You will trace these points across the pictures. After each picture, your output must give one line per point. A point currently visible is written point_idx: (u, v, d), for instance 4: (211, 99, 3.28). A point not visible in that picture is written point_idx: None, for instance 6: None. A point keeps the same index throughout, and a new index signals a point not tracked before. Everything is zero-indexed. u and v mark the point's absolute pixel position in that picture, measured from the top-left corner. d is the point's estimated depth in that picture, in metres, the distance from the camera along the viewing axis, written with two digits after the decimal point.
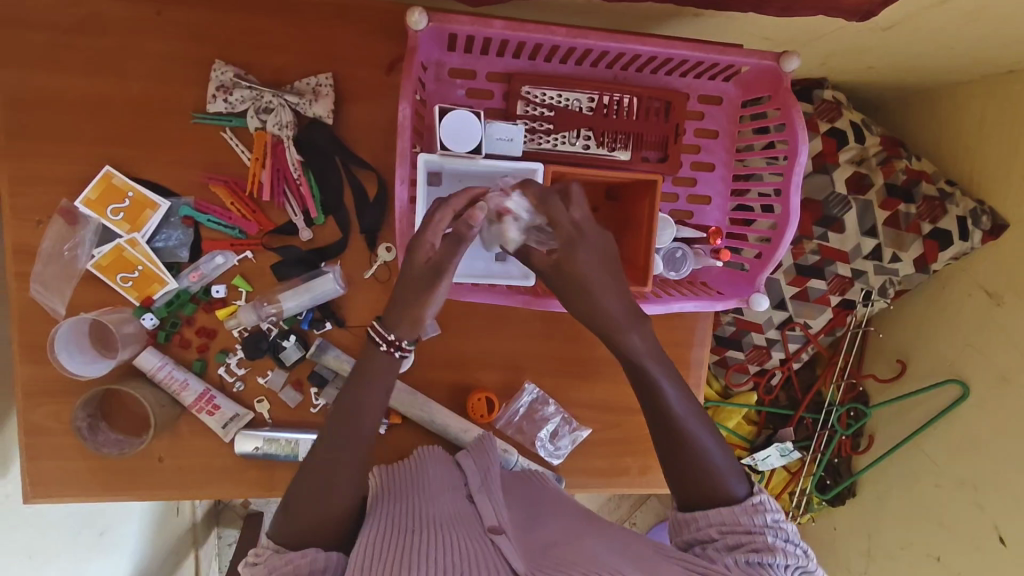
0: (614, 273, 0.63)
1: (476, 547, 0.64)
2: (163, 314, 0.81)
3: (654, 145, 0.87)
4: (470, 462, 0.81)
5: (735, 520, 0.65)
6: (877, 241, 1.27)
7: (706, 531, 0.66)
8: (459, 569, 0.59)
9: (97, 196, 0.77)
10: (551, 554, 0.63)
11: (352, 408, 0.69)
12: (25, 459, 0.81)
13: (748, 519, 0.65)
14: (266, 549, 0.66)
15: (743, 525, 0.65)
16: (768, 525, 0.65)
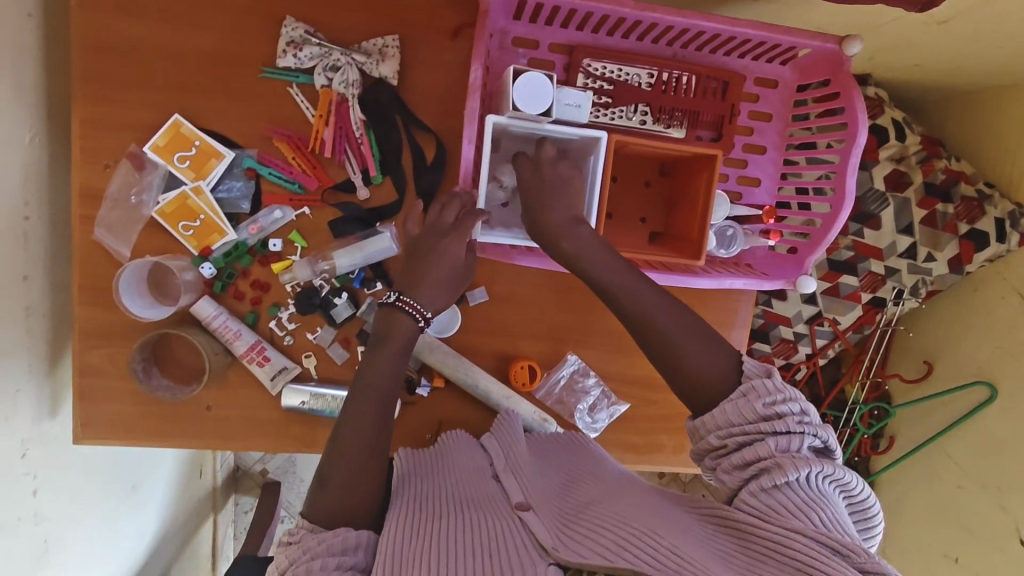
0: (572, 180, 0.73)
1: (504, 529, 0.64)
2: (220, 265, 0.82)
3: (709, 124, 0.87)
4: (494, 442, 0.81)
5: (731, 421, 0.65)
6: (912, 239, 1.28)
7: (710, 439, 0.67)
8: (486, 557, 0.61)
9: (165, 142, 0.79)
10: (581, 519, 0.64)
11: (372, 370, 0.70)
12: (77, 400, 0.82)
13: (742, 416, 0.64)
14: (300, 528, 0.65)
15: (739, 424, 0.64)
16: (762, 415, 0.63)
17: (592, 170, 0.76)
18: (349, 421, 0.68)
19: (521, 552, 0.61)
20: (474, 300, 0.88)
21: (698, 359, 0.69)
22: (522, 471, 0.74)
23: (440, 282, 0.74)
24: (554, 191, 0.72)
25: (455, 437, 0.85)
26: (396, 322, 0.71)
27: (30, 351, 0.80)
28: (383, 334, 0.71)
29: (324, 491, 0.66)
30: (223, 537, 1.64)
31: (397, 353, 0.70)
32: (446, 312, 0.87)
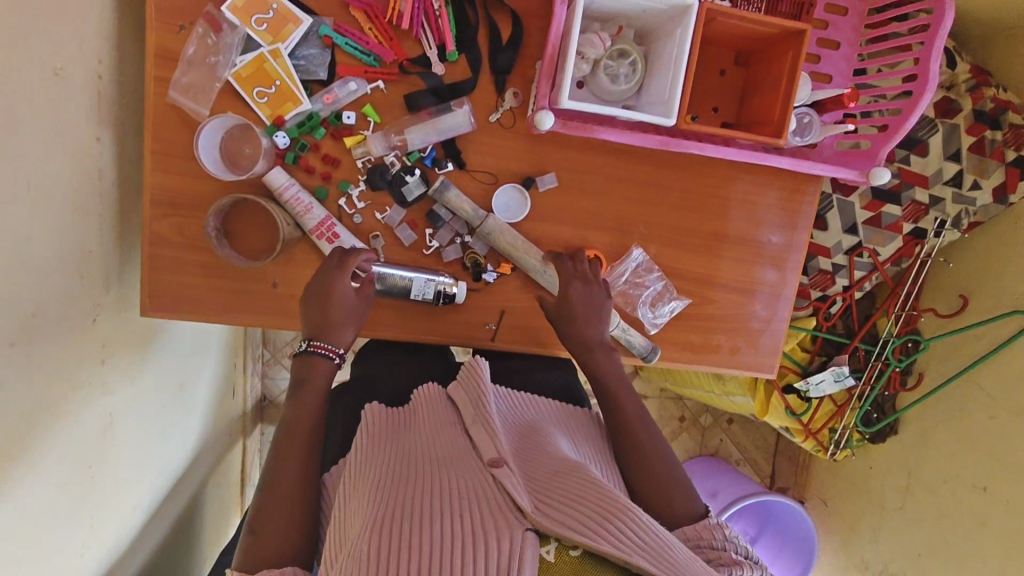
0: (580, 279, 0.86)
1: (478, 487, 0.66)
2: (293, 135, 0.81)
3: (786, 14, 0.87)
4: (461, 392, 0.82)
5: (698, 536, 0.69)
6: (960, 166, 1.28)
7: None
8: (463, 509, 0.62)
9: (243, 4, 0.77)
10: (552, 488, 0.66)
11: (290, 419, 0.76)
12: (147, 270, 0.81)
13: (709, 534, 0.68)
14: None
15: (706, 539, 0.68)
16: (729, 540, 0.67)
17: (679, 42, 0.75)
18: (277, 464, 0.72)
19: (499, 513, 0.62)
20: (543, 185, 0.88)
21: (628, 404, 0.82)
22: (494, 423, 0.75)
23: (344, 320, 0.80)
24: (587, 310, 0.85)
25: (426, 392, 0.86)
26: (315, 368, 0.78)
27: (100, 218, 0.79)
28: (305, 380, 0.78)
29: (259, 536, 0.68)
30: (251, 464, 1.63)
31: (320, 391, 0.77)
32: (516, 195, 0.88)
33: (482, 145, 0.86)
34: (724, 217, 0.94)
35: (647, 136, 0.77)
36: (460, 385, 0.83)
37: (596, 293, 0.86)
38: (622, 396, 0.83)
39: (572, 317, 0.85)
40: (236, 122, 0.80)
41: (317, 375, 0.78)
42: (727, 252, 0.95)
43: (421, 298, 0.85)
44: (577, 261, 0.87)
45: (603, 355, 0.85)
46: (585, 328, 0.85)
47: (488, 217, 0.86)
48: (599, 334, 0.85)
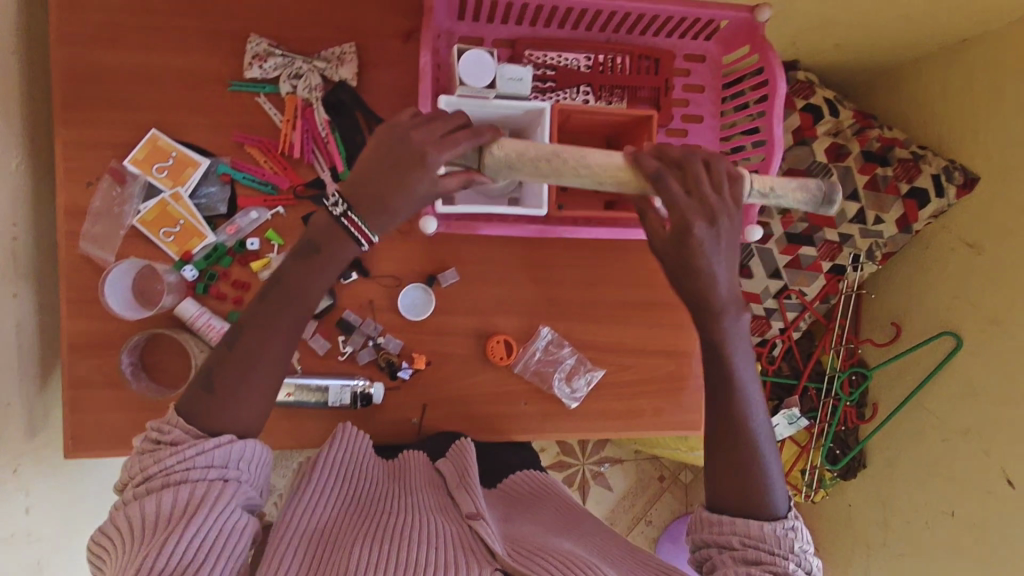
0: (717, 228, 0.67)
1: (454, 534, 0.69)
2: (201, 267, 0.86)
3: (648, 98, 0.95)
4: (450, 466, 0.83)
5: (761, 536, 0.69)
6: (860, 204, 1.36)
7: (728, 537, 0.71)
8: (438, 549, 0.66)
9: (143, 156, 0.84)
10: (525, 544, 0.70)
11: (291, 293, 0.68)
12: (68, 411, 0.84)
13: (777, 543, 0.69)
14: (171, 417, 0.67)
15: (768, 544, 0.69)
16: (794, 552, 0.69)
17: (542, 140, 0.82)
18: (234, 360, 0.66)
19: (470, 554, 0.66)
20: (446, 281, 0.93)
21: (743, 369, 0.73)
22: (476, 487, 0.77)
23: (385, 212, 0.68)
24: (709, 257, 0.67)
25: (417, 454, 0.87)
26: (335, 237, 0.68)
27: (19, 366, 0.83)
28: (319, 249, 0.68)
29: (216, 400, 0.65)
30: None
31: (328, 272, 0.69)
32: (421, 294, 0.93)
33: (384, 251, 0.92)
34: (624, 286, 0.99)
35: (524, 226, 0.82)
36: (449, 461, 0.84)
37: (715, 232, 0.67)
38: (737, 360, 0.72)
39: (692, 270, 0.69)
40: (144, 264, 0.84)
41: (337, 253, 0.69)
42: (634, 318, 0.99)
43: (339, 404, 0.89)
44: (720, 183, 0.69)
45: (732, 317, 0.70)
46: (701, 281, 0.69)
47: (489, 150, 0.72)
48: (724, 293, 0.69)
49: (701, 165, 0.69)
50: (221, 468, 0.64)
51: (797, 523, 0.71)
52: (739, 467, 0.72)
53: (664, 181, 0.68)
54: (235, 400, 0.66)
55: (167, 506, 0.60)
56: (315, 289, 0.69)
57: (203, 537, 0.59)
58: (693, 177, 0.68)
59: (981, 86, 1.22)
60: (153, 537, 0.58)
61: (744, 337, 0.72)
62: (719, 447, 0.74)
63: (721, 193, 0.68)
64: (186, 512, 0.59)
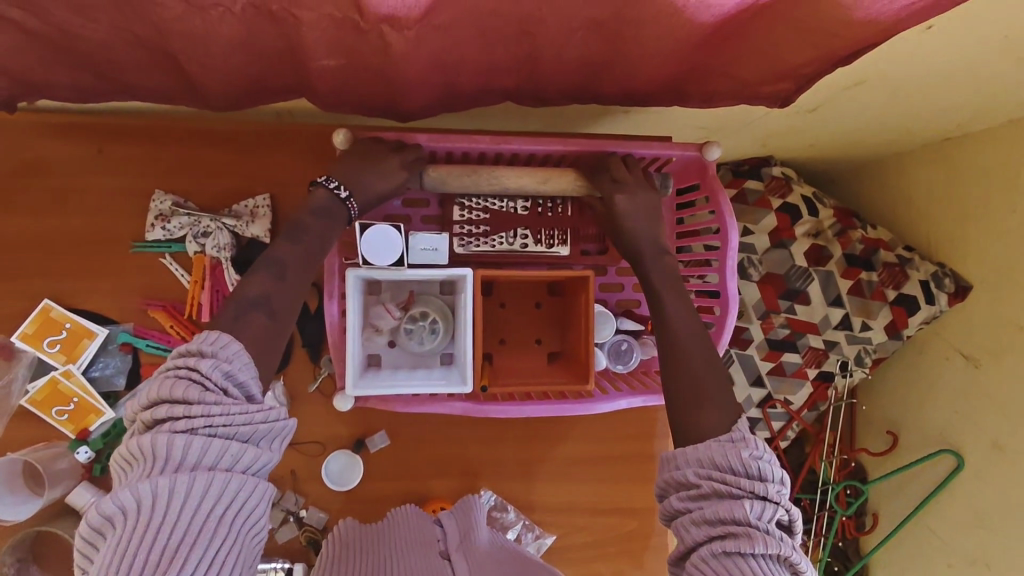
0: (651, 212, 0.80)
1: None
2: (98, 446, 0.78)
3: (592, 237, 0.88)
4: (451, 527, 0.77)
5: (713, 461, 0.59)
6: (844, 310, 1.27)
7: (684, 471, 0.60)
8: None
9: (34, 329, 0.77)
10: None
11: (317, 246, 0.69)
12: None
13: (729, 458, 0.58)
14: (219, 338, 0.56)
15: (724, 465, 0.58)
16: (748, 462, 0.57)
17: (464, 307, 0.74)
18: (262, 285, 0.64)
19: None
20: (374, 446, 0.84)
21: (670, 306, 0.74)
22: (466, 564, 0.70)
23: (356, 160, 0.74)
24: (633, 219, 0.79)
25: (404, 511, 0.81)
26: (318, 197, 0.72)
27: None
28: (331, 212, 0.71)
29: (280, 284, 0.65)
30: None
31: (331, 227, 0.71)
32: (347, 460, 0.84)
33: (303, 416, 0.84)
34: (575, 439, 0.89)
35: (448, 406, 0.74)
36: (452, 519, 0.78)
37: (637, 204, 0.79)
38: (663, 297, 0.75)
39: (621, 233, 0.80)
40: (22, 462, 0.76)
41: (328, 214, 0.71)
42: (588, 474, 0.90)
43: None
44: (631, 166, 0.81)
45: (654, 266, 0.78)
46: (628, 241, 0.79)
47: (425, 172, 0.79)
48: (643, 228, 0.79)
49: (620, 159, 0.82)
50: (254, 446, 0.54)
51: (750, 435, 0.60)
52: (691, 390, 0.67)
53: (597, 178, 0.81)
54: (278, 336, 0.64)
55: (197, 490, 0.49)
56: (322, 246, 0.70)
57: (229, 549, 0.50)
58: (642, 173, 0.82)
59: (967, 188, 1.12)
60: (181, 540, 0.47)
61: (674, 278, 0.77)
62: (671, 393, 0.69)
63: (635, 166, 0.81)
64: (219, 510, 0.49)
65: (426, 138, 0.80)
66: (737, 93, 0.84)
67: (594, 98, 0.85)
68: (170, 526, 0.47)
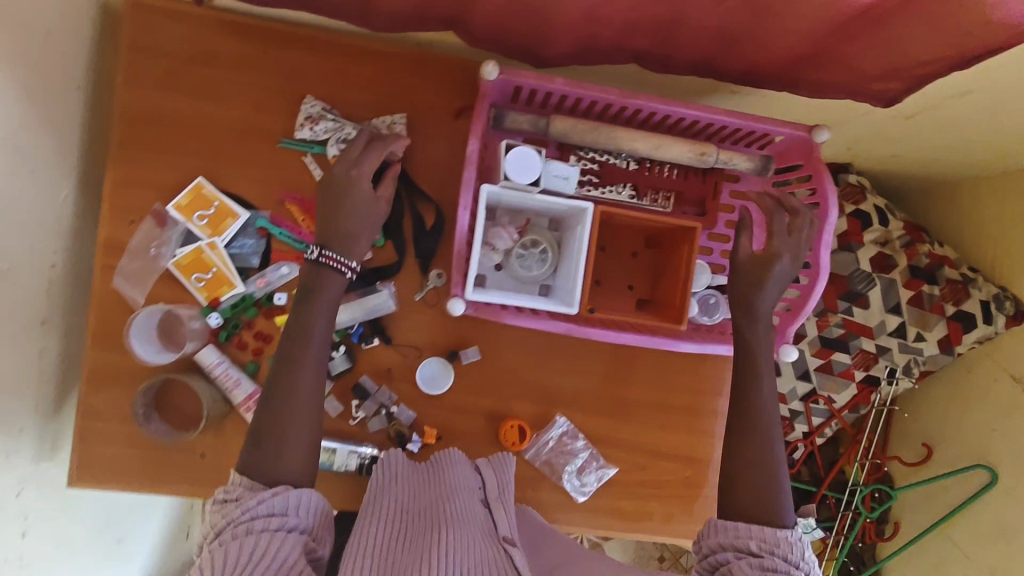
0: (783, 283, 0.81)
1: (493, 555, 0.71)
2: (226, 315, 0.87)
3: (694, 202, 0.94)
4: (490, 472, 0.85)
5: (777, 541, 0.70)
6: (901, 318, 1.31)
7: (747, 540, 0.70)
8: None
9: (187, 202, 0.86)
10: None
11: (302, 332, 0.76)
12: (78, 442, 0.86)
13: (792, 551, 0.69)
14: (238, 483, 0.69)
15: (788, 550, 0.69)
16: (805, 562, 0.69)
17: (579, 238, 0.82)
18: (288, 369, 0.75)
19: None
20: (467, 358, 0.92)
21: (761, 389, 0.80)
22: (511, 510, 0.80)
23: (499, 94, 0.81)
24: (777, 279, 0.81)
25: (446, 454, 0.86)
26: (323, 278, 0.78)
27: (38, 391, 0.83)
28: (313, 291, 0.77)
29: (285, 365, 0.75)
30: None
31: (328, 304, 0.77)
32: (440, 368, 0.91)
33: (406, 320, 0.91)
34: (647, 385, 0.97)
35: (554, 323, 0.82)
36: (490, 465, 0.86)
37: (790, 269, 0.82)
38: (761, 370, 0.80)
39: (755, 282, 0.81)
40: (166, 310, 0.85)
41: (330, 289, 0.78)
42: (654, 419, 0.97)
43: (343, 469, 0.89)
44: (794, 219, 0.84)
45: (763, 332, 0.82)
46: (753, 293, 0.81)
47: (552, 121, 0.88)
48: (772, 297, 0.81)
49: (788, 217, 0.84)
50: (285, 516, 0.67)
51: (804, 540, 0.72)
52: (755, 459, 0.77)
53: (775, 219, 0.83)
54: (289, 416, 0.73)
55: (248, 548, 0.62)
56: (329, 312, 0.78)
57: None
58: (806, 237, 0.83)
59: None
60: None
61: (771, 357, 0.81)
62: (726, 467, 0.77)
63: (804, 230, 0.83)
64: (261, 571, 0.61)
65: (558, 85, 0.85)
66: (847, 86, 0.90)
67: (713, 73, 0.92)
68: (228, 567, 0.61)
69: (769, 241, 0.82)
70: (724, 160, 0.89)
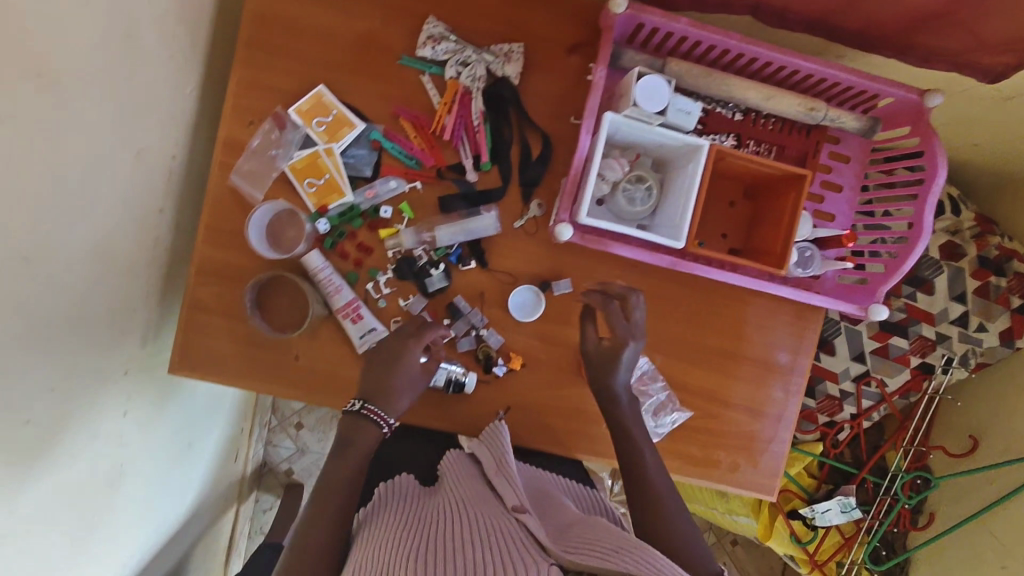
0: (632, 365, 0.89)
1: (500, 524, 0.72)
2: (334, 223, 0.90)
3: (794, 158, 0.95)
4: (484, 450, 0.89)
5: None
6: (965, 307, 1.33)
7: None
8: (485, 541, 0.69)
9: (307, 107, 0.88)
10: (571, 535, 0.71)
11: (325, 485, 0.81)
12: (182, 332, 0.88)
13: None
14: None
15: None
16: None
17: (691, 176, 0.83)
18: (309, 525, 0.78)
19: (522, 550, 0.66)
20: (558, 289, 0.94)
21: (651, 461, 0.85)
22: (513, 473, 0.82)
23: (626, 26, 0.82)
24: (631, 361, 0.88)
25: (453, 455, 0.93)
26: (362, 431, 0.84)
27: (150, 278, 0.86)
28: (349, 441, 0.83)
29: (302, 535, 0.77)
30: (240, 533, 1.59)
31: (361, 455, 0.83)
32: (531, 296, 0.94)
33: (503, 247, 0.93)
34: (726, 335, 0.99)
35: (660, 256, 0.85)
36: (483, 442, 0.90)
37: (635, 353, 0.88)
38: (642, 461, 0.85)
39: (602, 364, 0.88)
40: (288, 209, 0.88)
41: (366, 438, 0.83)
42: (730, 369, 1.00)
43: (432, 384, 0.91)
44: (615, 304, 0.89)
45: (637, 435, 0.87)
46: (609, 378, 0.88)
47: (668, 63, 0.87)
48: (625, 377, 0.88)
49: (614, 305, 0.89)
50: None
51: None
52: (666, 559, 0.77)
53: (609, 311, 0.88)
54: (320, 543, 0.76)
55: None
56: (366, 445, 0.84)
57: None
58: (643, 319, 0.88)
59: None
60: None
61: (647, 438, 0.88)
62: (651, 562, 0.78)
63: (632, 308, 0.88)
64: None
65: (679, 25, 0.85)
66: (957, 55, 0.90)
67: (828, 33, 0.92)
68: None
69: (613, 332, 0.88)
70: (832, 117, 0.90)
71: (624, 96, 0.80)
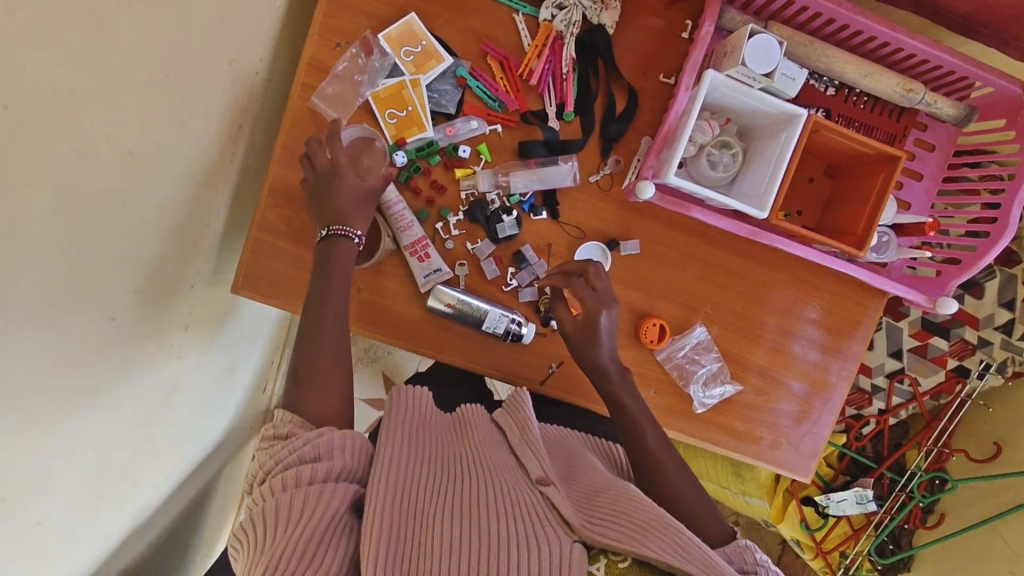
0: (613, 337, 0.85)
1: (523, 495, 0.68)
2: (410, 157, 0.88)
3: (880, 140, 0.93)
4: (507, 417, 0.84)
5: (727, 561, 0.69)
6: (1013, 314, 1.31)
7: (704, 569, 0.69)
8: (507, 511, 0.64)
9: (397, 35, 0.86)
10: (596, 503, 0.67)
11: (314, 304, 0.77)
12: (247, 252, 0.86)
13: (742, 558, 0.69)
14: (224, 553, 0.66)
15: (740, 564, 0.68)
16: (760, 562, 0.69)
17: (783, 145, 0.82)
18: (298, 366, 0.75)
19: (546, 528, 0.62)
20: (625, 250, 0.92)
21: (650, 431, 0.83)
22: (538, 443, 0.77)
23: None
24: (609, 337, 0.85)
25: (473, 410, 0.88)
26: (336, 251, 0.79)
27: (223, 192, 0.84)
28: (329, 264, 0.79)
29: None
30: None
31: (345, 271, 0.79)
32: (598, 254, 0.92)
33: (576, 200, 0.92)
34: (786, 314, 0.99)
35: (740, 224, 0.88)
36: (507, 412, 0.85)
37: (614, 318, 0.85)
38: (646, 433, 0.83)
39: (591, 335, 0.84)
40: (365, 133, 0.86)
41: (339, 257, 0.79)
42: (785, 348, 0.99)
43: (491, 331, 0.89)
44: (596, 281, 0.85)
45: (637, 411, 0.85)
46: (591, 352, 0.85)
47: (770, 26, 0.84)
48: (606, 353, 0.85)
49: (580, 280, 0.86)
50: (333, 456, 0.67)
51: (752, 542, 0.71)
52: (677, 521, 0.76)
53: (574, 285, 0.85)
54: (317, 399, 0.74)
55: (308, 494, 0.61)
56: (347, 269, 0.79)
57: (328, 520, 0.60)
58: (611, 296, 0.85)
59: None
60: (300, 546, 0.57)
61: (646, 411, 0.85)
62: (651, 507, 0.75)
63: (602, 283, 0.85)
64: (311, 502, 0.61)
65: None
66: None
67: (933, 15, 0.90)
68: (286, 506, 0.60)
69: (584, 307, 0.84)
70: (929, 101, 0.88)
71: (728, 55, 0.81)
